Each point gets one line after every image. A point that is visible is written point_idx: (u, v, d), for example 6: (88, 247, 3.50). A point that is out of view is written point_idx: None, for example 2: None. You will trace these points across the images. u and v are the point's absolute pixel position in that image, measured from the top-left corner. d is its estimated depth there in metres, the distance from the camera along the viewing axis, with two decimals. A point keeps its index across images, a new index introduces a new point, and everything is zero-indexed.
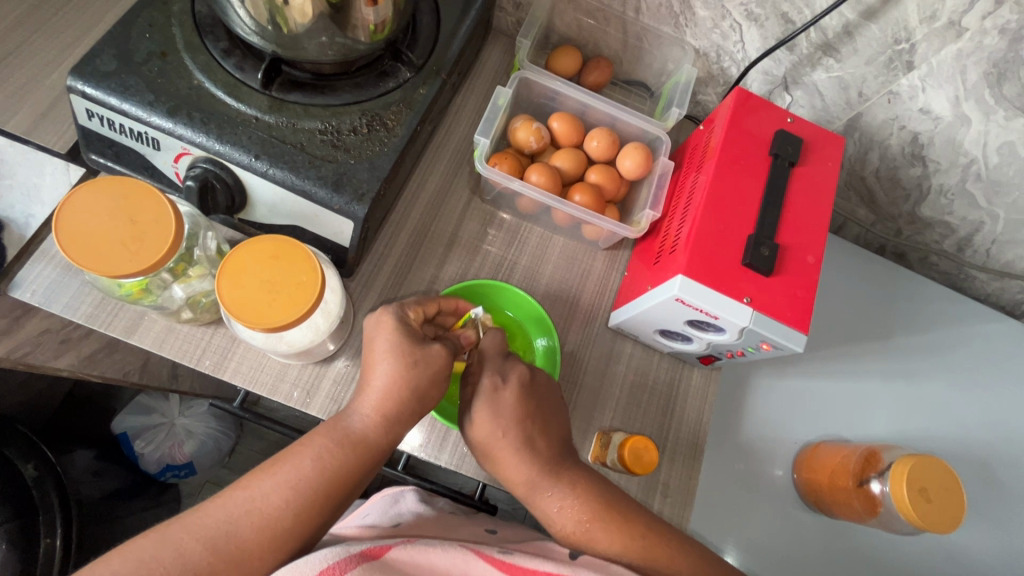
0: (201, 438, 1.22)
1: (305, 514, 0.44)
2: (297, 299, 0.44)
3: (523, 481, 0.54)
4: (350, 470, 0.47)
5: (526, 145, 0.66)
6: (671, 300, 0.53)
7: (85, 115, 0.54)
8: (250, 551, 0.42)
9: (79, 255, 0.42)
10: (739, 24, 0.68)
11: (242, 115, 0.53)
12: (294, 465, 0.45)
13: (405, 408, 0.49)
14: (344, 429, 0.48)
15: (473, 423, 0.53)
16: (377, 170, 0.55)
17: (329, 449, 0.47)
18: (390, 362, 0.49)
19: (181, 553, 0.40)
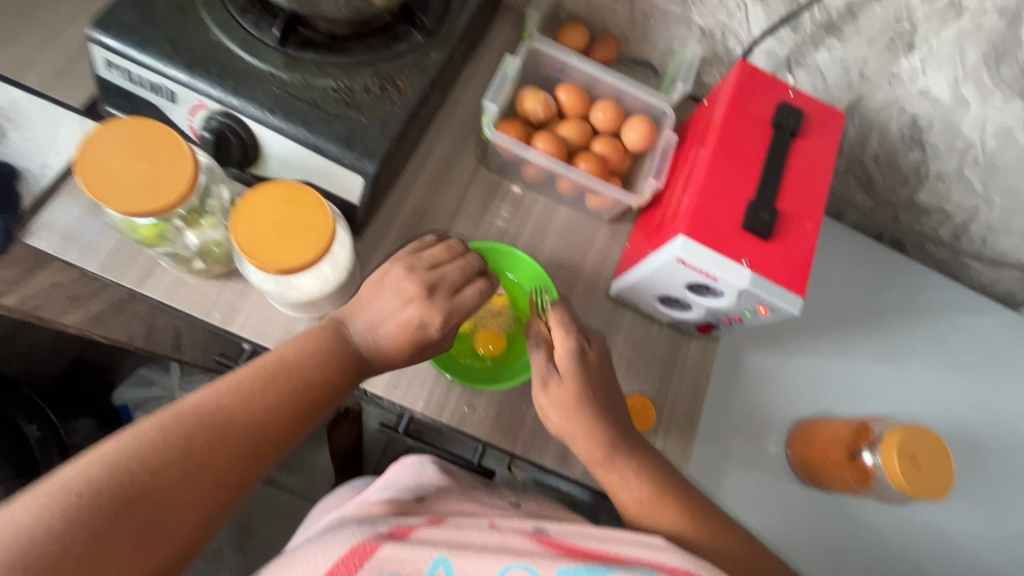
0: None
1: (285, 413, 0.47)
2: (310, 244, 0.46)
3: (597, 447, 0.55)
4: (328, 373, 0.50)
5: (533, 115, 0.68)
6: (673, 262, 0.54)
7: (105, 67, 0.55)
8: (225, 440, 0.44)
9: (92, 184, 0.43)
10: (745, 3, 0.70)
11: (258, 70, 0.55)
12: (272, 369, 0.48)
13: (387, 328, 0.52)
14: (323, 336, 0.51)
15: (555, 389, 0.56)
16: (388, 129, 0.56)
17: (307, 353, 0.50)
18: (399, 294, 0.52)
19: (162, 446, 0.42)
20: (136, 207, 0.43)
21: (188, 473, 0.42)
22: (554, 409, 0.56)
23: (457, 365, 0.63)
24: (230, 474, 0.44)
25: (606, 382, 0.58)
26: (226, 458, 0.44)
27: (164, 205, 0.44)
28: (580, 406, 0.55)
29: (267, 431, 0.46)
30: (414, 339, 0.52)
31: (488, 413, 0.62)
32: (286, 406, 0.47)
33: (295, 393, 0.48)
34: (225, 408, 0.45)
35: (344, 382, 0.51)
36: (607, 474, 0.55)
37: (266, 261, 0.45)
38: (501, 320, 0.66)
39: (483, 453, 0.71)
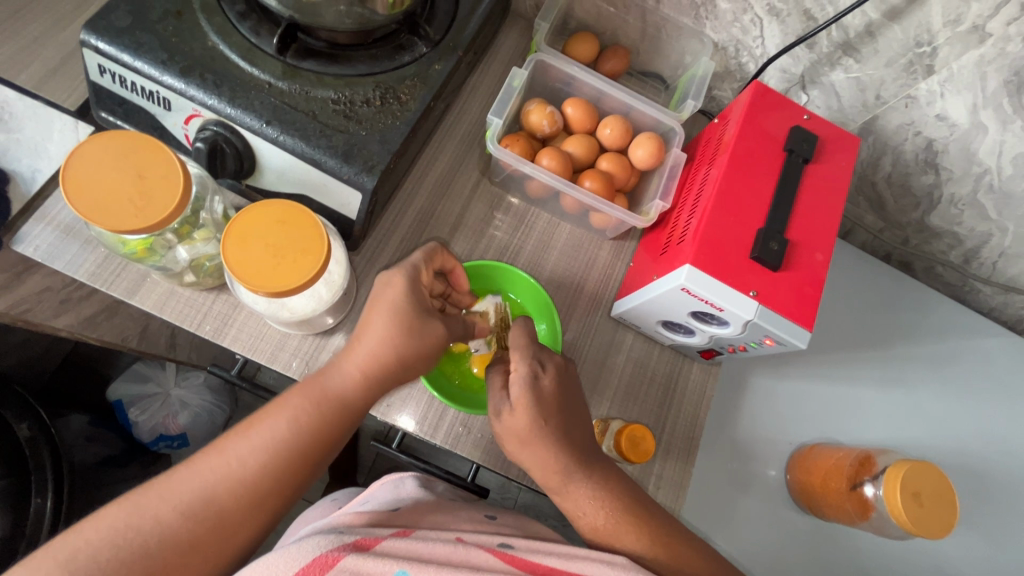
0: (196, 410, 1.24)
1: (281, 477, 0.45)
2: (296, 278, 0.44)
3: (557, 471, 0.52)
4: (326, 430, 0.47)
5: (538, 129, 0.66)
6: (677, 290, 0.52)
7: (97, 71, 0.53)
8: (233, 512, 0.43)
9: (66, 174, 0.42)
10: (760, 19, 0.68)
11: (256, 79, 0.53)
12: (269, 430, 0.46)
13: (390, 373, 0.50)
14: (320, 390, 0.48)
15: (510, 415, 0.52)
16: (388, 143, 0.54)
17: (305, 412, 0.47)
18: (389, 325, 0.49)
19: (158, 521, 0.41)
20: (103, 219, 0.42)
21: (202, 546, 0.42)
22: (502, 429, 0.54)
23: (447, 384, 0.62)
24: (244, 533, 0.44)
25: (554, 407, 0.53)
26: (235, 526, 0.43)
27: (126, 226, 0.42)
28: (536, 434, 0.52)
29: (274, 492, 0.45)
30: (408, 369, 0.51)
31: (483, 435, 0.61)
32: (288, 463, 0.45)
33: (296, 450, 0.46)
34: (226, 483, 0.44)
35: (347, 426, 0.49)
36: (562, 495, 0.53)
37: (257, 282, 0.43)
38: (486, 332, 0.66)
39: (477, 473, 0.69)
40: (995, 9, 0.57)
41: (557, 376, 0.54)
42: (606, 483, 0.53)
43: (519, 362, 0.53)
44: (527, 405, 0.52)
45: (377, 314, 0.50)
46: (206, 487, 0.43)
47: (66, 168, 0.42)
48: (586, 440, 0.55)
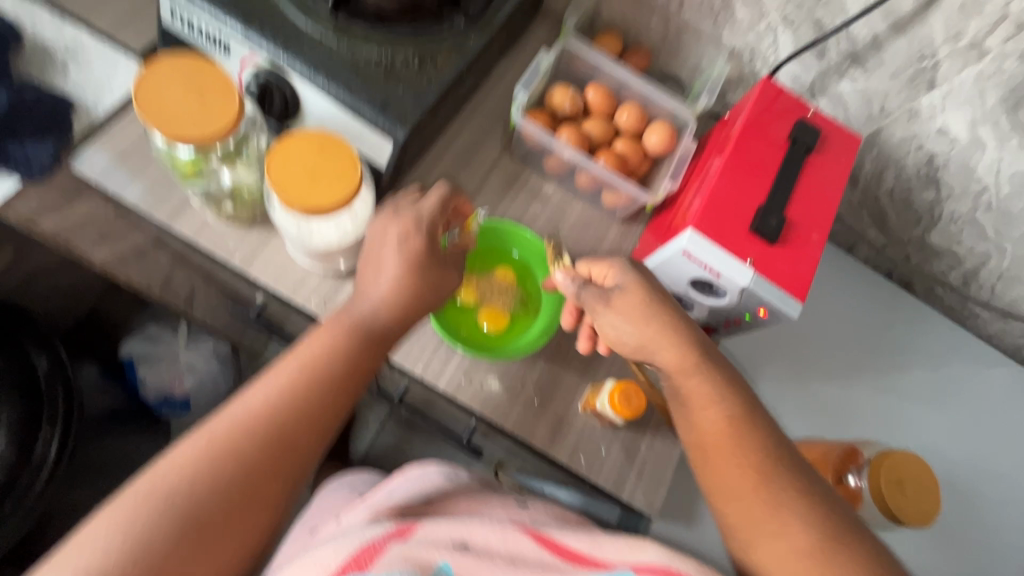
0: (202, 376, 1.26)
1: (333, 405, 0.51)
2: (327, 199, 0.48)
3: (679, 354, 0.55)
4: (365, 358, 0.53)
5: (561, 108, 0.71)
6: (680, 255, 0.56)
7: (169, 14, 0.59)
8: (294, 434, 0.48)
9: (137, 90, 0.47)
10: (775, 27, 0.73)
11: (309, 33, 0.59)
12: (314, 365, 0.51)
13: (410, 287, 0.55)
14: (353, 325, 0.53)
15: (626, 291, 0.57)
16: (422, 100, 0.59)
17: (343, 346, 0.52)
18: (401, 260, 0.54)
19: (227, 449, 0.46)
20: (164, 129, 0.46)
21: (261, 462, 0.47)
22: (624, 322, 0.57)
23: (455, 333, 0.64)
24: (298, 449, 0.49)
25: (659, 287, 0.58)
26: (298, 448, 0.49)
27: (184, 137, 0.46)
28: (653, 304, 0.56)
29: (329, 417, 0.50)
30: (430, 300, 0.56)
31: (483, 386, 0.63)
32: (325, 383, 0.50)
33: (334, 365, 0.51)
34: (274, 402, 0.48)
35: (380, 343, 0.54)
36: (693, 382, 0.55)
37: (289, 196, 0.47)
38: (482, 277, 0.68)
39: (473, 433, 0.72)
40: (992, 26, 0.62)
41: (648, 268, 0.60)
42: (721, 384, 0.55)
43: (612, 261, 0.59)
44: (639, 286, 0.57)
45: (393, 255, 0.55)
46: (249, 412, 0.48)
47: (136, 82, 0.47)
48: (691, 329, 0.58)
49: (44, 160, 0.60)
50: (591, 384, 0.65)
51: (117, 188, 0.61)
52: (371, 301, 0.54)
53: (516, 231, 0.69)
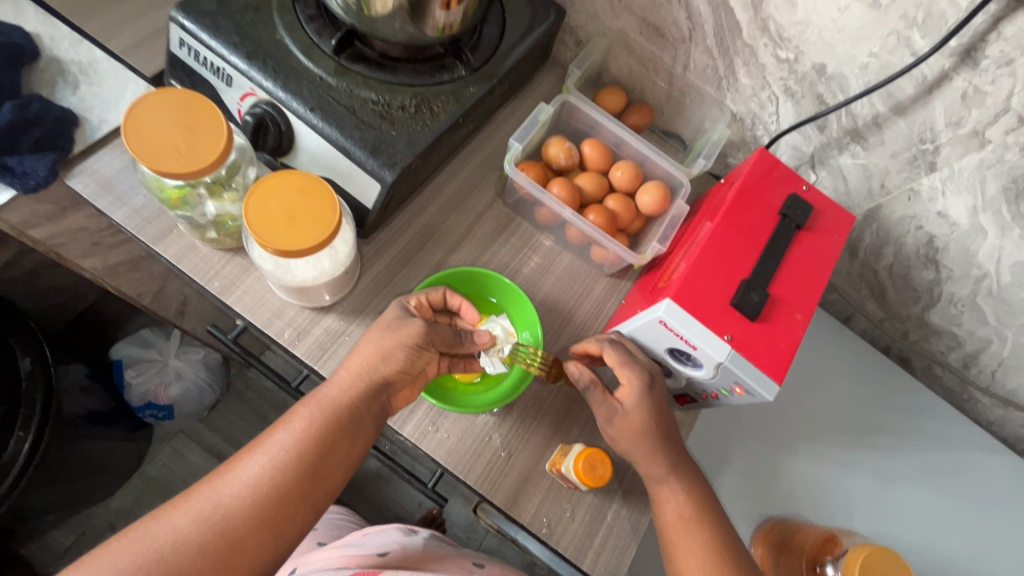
0: (188, 384, 1.28)
1: (288, 484, 0.50)
2: (303, 241, 0.48)
3: (657, 468, 0.58)
4: (325, 434, 0.52)
5: (555, 161, 0.70)
6: (656, 323, 0.54)
7: (177, 44, 0.61)
8: (242, 517, 0.48)
9: (133, 115, 0.47)
10: (776, 97, 0.73)
11: (310, 72, 0.60)
12: (274, 441, 0.52)
13: (375, 366, 0.55)
14: (319, 399, 0.54)
15: (626, 415, 0.58)
16: (414, 146, 0.60)
17: (304, 420, 0.53)
18: (376, 333, 0.56)
19: (176, 530, 0.47)
20: (148, 161, 0.47)
21: (211, 562, 0.46)
22: (626, 403, 0.58)
23: None
24: (256, 545, 0.48)
25: (659, 381, 0.59)
26: (248, 532, 0.48)
27: (166, 169, 0.47)
28: (644, 432, 0.58)
29: (283, 499, 0.50)
30: (394, 363, 0.55)
31: (449, 435, 0.62)
32: (282, 461, 0.51)
33: (295, 456, 0.51)
34: (237, 494, 0.49)
35: (344, 432, 0.53)
36: (664, 486, 0.58)
37: (264, 234, 0.47)
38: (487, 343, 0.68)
39: (438, 480, 0.70)
40: (994, 117, 0.61)
41: (654, 366, 0.60)
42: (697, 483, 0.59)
43: (613, 348, 0.59)
44: (640, 374, 0.58)
45: (374, 329, 0.57)
46: (206, 497, 0.49)
47: (128, 113, 0.48)
48: (672, 431, 0.59)
49: (39, 173, 0.60)
50: (559, 444, 0.63)
51: (107, 206, 0.62)
52: (341, 374, 0.55)
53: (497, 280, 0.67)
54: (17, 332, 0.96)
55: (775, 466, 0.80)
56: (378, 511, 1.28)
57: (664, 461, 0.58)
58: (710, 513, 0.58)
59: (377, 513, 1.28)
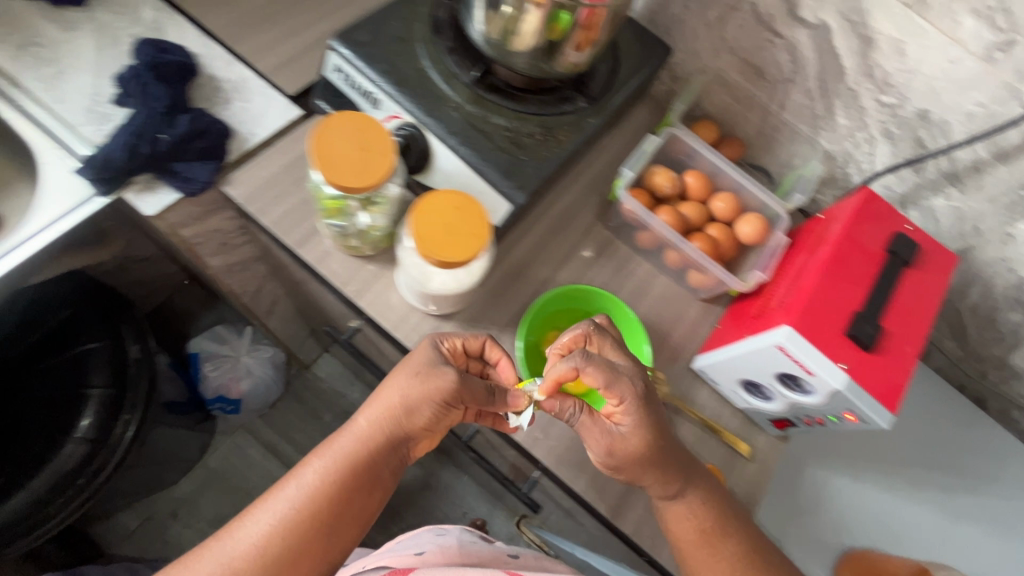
0: (257, 380, 1.33)
1: (304, 530, 0.53)
2: (458, 255, 0.53)
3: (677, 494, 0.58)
4: (347, 479, 0.56)
5: (659, 189, 0.74)
6: (773, 348, 0.57)
7: (332, 70, 0.67)
8: (263, 565, 0.51)
9: (336, 117, 0.54)
10: (873, 138, 0.76)
11: (451, 100, 0.66)
12: (294, 487, 0.55)
13: (396, 419, 0.58)
14: (341, 445, 0.58)
15: (623, 436, 0.55)
16: (543, 170, 0.65)
17: (325, 464, 0.56)
18: (397, 380, 0.59)
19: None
20: (330, 176, 0.53)
21: None
22: (624, 425, 0.56)
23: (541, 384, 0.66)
24: None
25: (647, 391, 0.56)
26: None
27: (345, 185, 0.53)
28: (653, 462, 0.56)
29: (302, 544, 0.53)
30: (421, 414, 0.58)
31: (559, 443, 0.65)
32: (303, 508, 0.54)
33: (306, 508, 0.54)
34: (253, 544, 0.52)
35: (358, 489, 0.56)
36: (682, 523, 0.59)
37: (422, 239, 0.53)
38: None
39: (534, 485, 0.75)
40: None
41: (639, 372, 0.57)
42: (725, 510, 0.60)
43: (595, 365, 0.53)
44: (630, 391, 0.55)
45: (397, 375, 0.59)
46: (228, 547, 0.52)
47: (311, 132, 0.54)
48: (687, 466, 0.59)
49: (202, 178, 0.66)
50: None
51: (257, 210, 0.68)
52: (365, 419, 0.58)
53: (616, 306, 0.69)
54: (127, 320, 1.01)
55: (856, 496, 0.78)
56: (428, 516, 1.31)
57: (672, 473, 0.58)
58: (726, 522, 0.59)
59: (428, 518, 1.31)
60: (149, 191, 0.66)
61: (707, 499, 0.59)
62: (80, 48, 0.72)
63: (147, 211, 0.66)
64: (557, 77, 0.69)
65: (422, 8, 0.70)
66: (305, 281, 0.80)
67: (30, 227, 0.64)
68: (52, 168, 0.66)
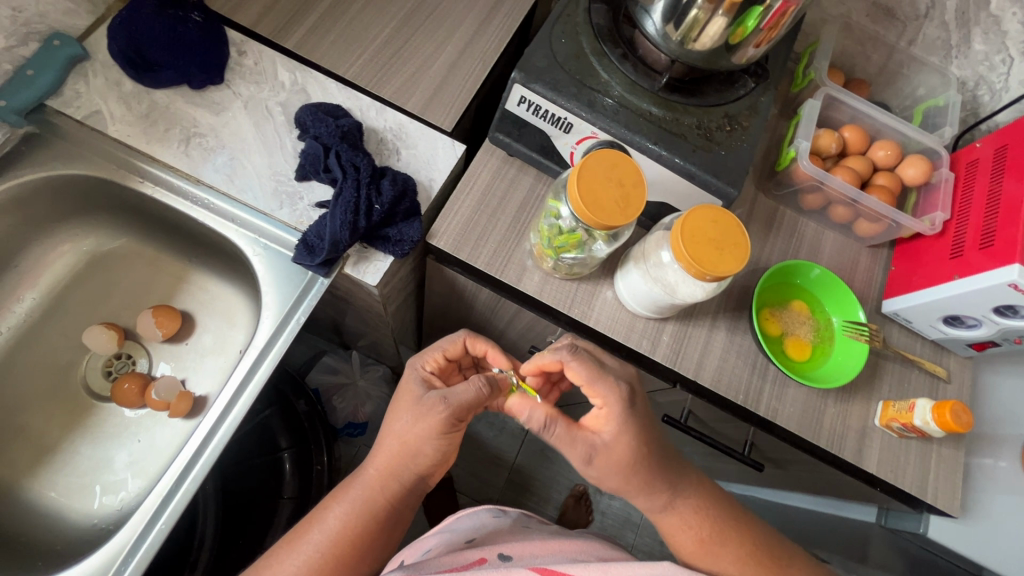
0: (379, 401, 1.30)
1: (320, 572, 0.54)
2: (725, 266, 0.55)
3: (638, 485, 0.59)
4: (369, 524, 0.58)
5: (825, 150, 0.78)
6: (1004, 285, 0.63)
7: (516, 102, 0.67)
8: None
9: (590, 156, 0.56)
10: (1012, 59, 0.78)
11: (642, 109, 0.67)
12: (318, 535, 0.56)
13: (406, 460, 0.59)
14: (348, 492, 0.59)
15: (609, 443, 0.57)
16: (743, 160, 0.67)
17: (345, 511, 0.58)
18: (402, 420, 0.59)
19: None
20: (599, 217, 0.54)
21: None
22: (604, 431, 0.57)
23: (773, 348, 0.73)
24: None
25: (631, 395, 0.57)
26: None
27: (615, 223, 0.55)
28: (633, 465, 0.58)
29: None
30: (423, 453, 0.58)
31: (794, 407, 0.71)
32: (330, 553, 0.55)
33: (332, 554, 0.55)
34: None
35: (377, 532, 0.58)
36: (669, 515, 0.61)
37: (688, 256, 0.55)
38: (806, 328, 0.74)
39: (753, 444, 0.79)
40: None
41: (624, 376, 0.59)
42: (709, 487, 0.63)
43: (578, 359, 0.58)
44: (613, 393, 0.57)
45: (398, 412, 0.61)
46: None
47: (571, 178, 0.55)
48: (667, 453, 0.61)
49: (412, 238, 0.66)
50: (882, 401, 0.72)
51: (468, 256, 0.69)
52: (374, 462, 0.60)
53: (825, 275, 0.74)
54: (286, 377, 0.99)
55: None
56: (563, 490, 1.35)
57: (651, 483, 0.59)
58: (724, 526, 0.61)
59: (564, 491, 1.35)
60: (366, 261, 0.67)
61: (702, 506, 0.61)
62: (239, 128, 0.69)
63: (371, 281, 0.66)
64: (727, 68, 0.67)
65: (580, 18, 0.69)
66: (489, 308, 0.81)
67: (268, 324, 0.66)
68: (271, 263, 0.68)
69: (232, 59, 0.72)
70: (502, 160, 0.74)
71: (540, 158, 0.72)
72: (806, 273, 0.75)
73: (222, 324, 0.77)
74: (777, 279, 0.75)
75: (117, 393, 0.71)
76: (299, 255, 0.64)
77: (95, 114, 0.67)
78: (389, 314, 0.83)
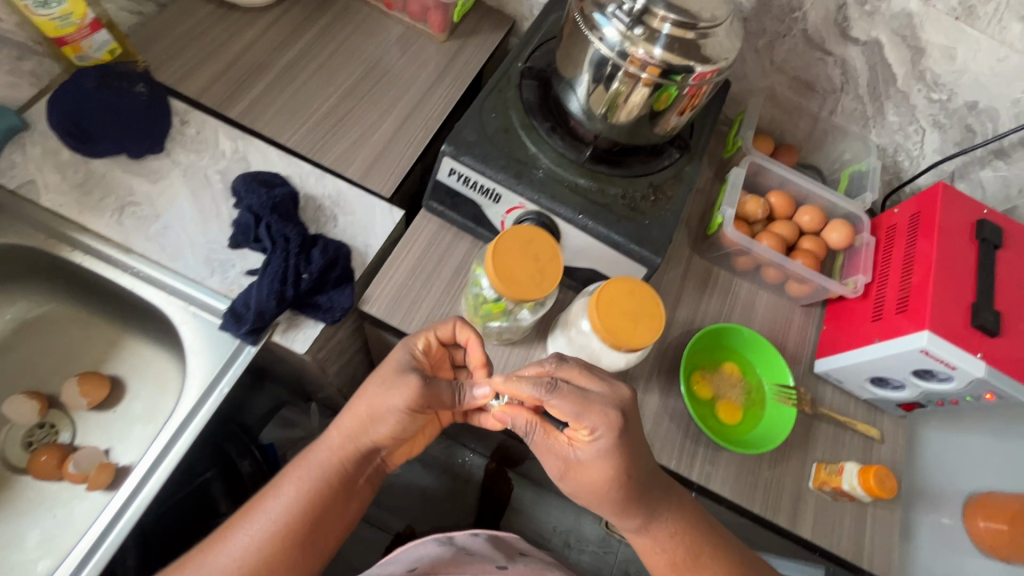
0: None
1: (267, 545, 0.54)
2: (639, 338, 0.57)
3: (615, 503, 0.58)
4: (325, 493, 0.58)
5: (753, 216, 0.81)
6: (917, 351, 0.65)
7: (447, 173, 0.70)
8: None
9: (508, 230, 0.58)
10: (923, 129, 0.83)
11: (569, 180, 0.69)
12: (273, 503, 0.57)
13: (370, 429, 0.58)
14: (308, 464, 0.59)
15: (586, 458, 0.54)
16: (666, 228, 0.69)
17: (303, 479, 0.58)
18: (372, 393, 0.58)
19: None
20: (512, 290, 0.56)
21: None
22: (584, 450, 0.54)
23: (705, 412, 0.73)
24: None
25: (623, 424, 0.53)
26: None
27: (527, 295, 0.56)
28: (615, 475, 0.55)
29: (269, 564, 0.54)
30: (390, 422, 0.58)
31: (727, 471, 0.70)
32: (283, 527, 0.55)
33: (284, 525, 0.55)
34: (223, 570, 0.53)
35: (335, 502, 0.59)
36: None
37: (602, 328, 0.56)
38: (737, 390, 0.75)
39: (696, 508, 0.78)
40: None
41: (614, 402, 0.54)
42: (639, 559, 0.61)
43: (560, 397, 0.52)
44: (603, 423, 0.53)
45: (370, 384, 0.59)
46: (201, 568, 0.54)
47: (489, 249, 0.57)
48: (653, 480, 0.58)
49: (343, 304, 0.67)
50: (817, 463, 0.73)
51: (400, 322, 0.70)
52: (341, 428, 0.60)
53: (753, 336, 0.76)
54: (228, 437, 0.97)
55: None
56: None
57: (619, 475, 0.55)
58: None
59: None
60: (295, 328, 0.67)
61: None
62: (175, 197, 0.70)
63: (299, 348, 0.66)
64: (650, 139, 0.70)
65: (510, 93, 0.73)
66: None
67: (193, 396, 0.65)
68: (200, 331, 0.68)
69: (175, 129, 0.74)
70: (439, 226, 0.76)
71: (474, 226, 0.74)
72: (735, 335, 0.76)
73: (153, 392, 0.75)
74: (707, 340, 0.76)
75: (33, 465, 0.69)
76: (225, 324, 0.65)
77: (29, 184, 0.68)
78: (329, 375, 0.82)
